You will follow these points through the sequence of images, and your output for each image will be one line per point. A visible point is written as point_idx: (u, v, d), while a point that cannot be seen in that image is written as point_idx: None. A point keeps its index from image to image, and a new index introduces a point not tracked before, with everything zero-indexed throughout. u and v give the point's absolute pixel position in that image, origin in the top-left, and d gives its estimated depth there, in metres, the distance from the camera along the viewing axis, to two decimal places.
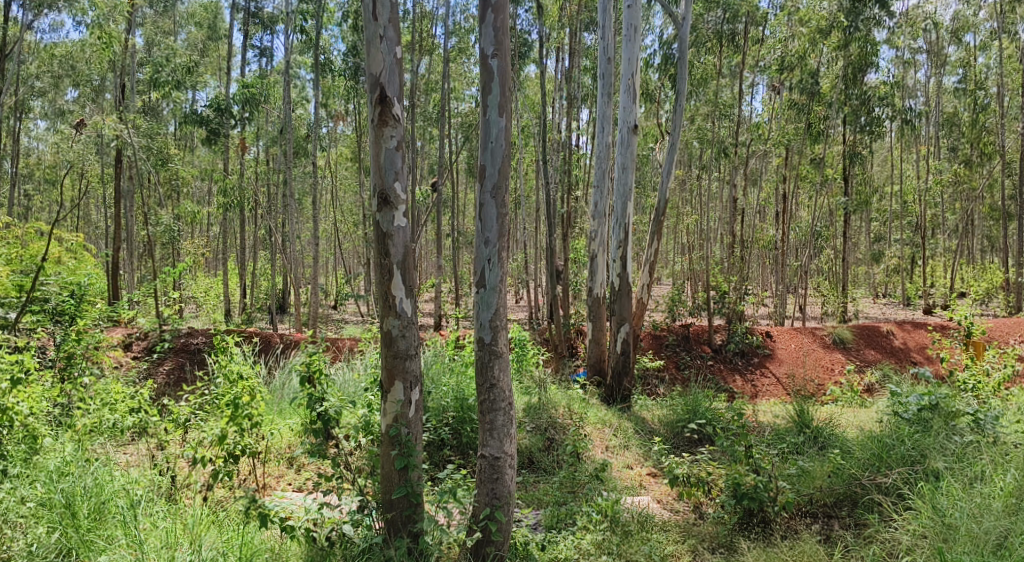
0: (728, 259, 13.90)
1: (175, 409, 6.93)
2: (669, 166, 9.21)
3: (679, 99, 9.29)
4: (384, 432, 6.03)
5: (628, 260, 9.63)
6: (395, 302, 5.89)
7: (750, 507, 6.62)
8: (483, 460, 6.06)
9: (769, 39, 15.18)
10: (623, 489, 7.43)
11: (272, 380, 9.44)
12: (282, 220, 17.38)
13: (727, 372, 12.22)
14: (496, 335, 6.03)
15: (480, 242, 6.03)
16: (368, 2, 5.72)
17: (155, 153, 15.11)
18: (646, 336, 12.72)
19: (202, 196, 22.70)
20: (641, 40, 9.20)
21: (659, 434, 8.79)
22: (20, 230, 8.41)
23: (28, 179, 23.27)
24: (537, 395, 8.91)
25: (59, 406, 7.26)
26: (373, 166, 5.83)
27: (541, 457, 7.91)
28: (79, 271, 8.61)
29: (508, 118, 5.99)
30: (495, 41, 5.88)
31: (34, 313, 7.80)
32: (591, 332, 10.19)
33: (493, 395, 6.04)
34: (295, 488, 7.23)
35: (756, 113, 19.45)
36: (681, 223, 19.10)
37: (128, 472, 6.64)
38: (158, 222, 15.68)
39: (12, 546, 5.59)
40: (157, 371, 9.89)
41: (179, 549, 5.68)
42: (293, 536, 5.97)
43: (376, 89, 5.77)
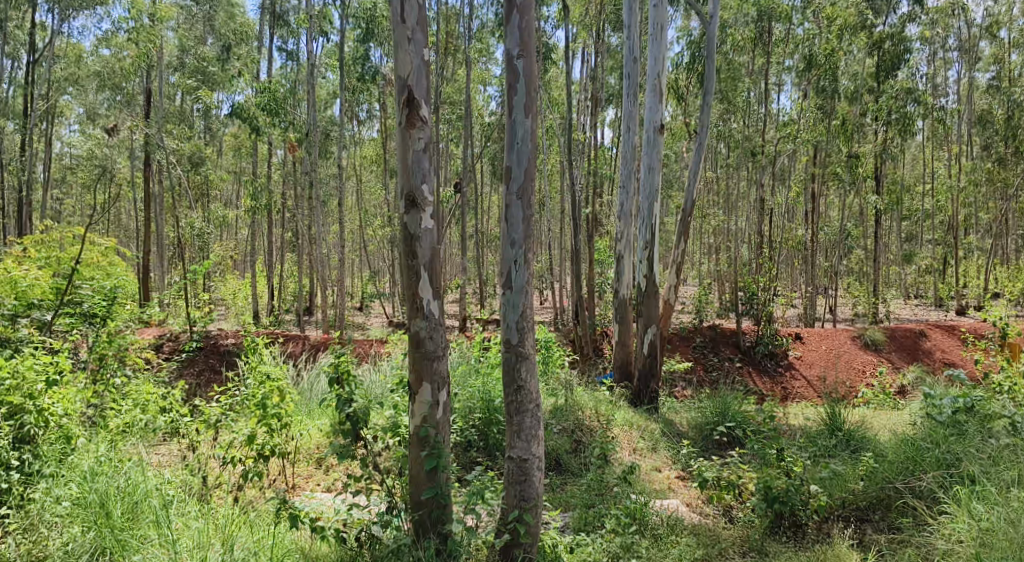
0: (756, 260, 13.73)
1: (206, 409, 6.99)
2: (697, 168, 9.13)
3: (705, 97, 9.19)
4: (413, 433, 6.05)
5: (654, 260, 9.54)
6: (422, 303, 5.91)
7: (782, 511, 6.54)
8: (511, 462, 6.05)
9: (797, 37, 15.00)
10: (652, 492, 7.35)
11: (300, 381, 9.48)
12: (308, 222, 17.52)
13: (756, 375, 12.09)
14: (523, 337, 6.02)
15: (506, 244, 6.03)
16: (396, 5, 5.75)
17: (186, 156, 15.28)
18: (673, 337, 12.63)
19: (229, 199, 22.91)
20: (667, 39, 9.12)
21: (687, 436, 8.70)
22: (57, 234, 8.47)
23: (61, 183, 23.52)
24: (564, 396, 8.85)
25: (93, 407, 7.38)
26: (401, 168, 5.85)
27: (569, 459, 7.88)
28: (113, 273, 8.67)
29: (534, 119, 5.97)
30: (520, 42, 5.89)
31: (69, 315, 7.91)
32: (617, 334, 10.10)
33: (521, 396, 6.02)
34: (325, 489, 7.27)
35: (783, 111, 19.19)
36: (709, 223, 18.92)
37: (160, 472, 6.72)
38: (189, 226, 15.90)
39: (49, 545, 5.75)
40: (187, 372, 9.98)
41: (211, 550, 5.76)
42: (322, 536, 6.01)
43: (404, 91, 5.79)
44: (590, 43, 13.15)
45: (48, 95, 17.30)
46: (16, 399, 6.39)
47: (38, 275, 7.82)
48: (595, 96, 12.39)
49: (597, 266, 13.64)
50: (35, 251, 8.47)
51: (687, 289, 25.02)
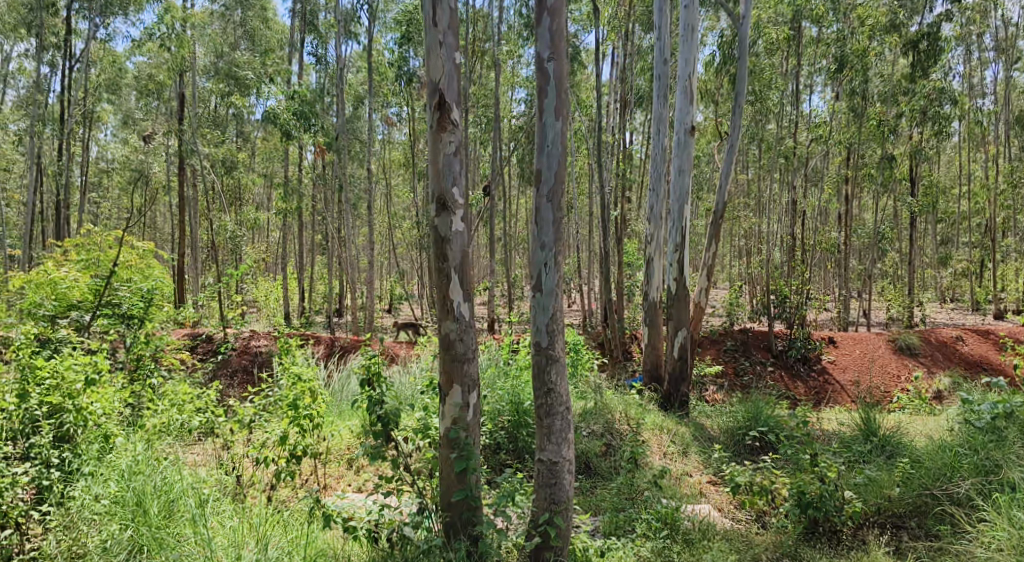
0: (789, 262, 13.53)
1: (240, 409, 7.10)
2: (728, 170, 9.05)
3: (737, 98, 9.10)
4: (443, 435, 6.06)
5: (685, 263, 9.46)
6: (453, 306, 5.93)
7: (816, 516, 6.50)
8: (541, 464, 6.05)
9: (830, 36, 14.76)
10: (684, 496, 7.29)
11: (331, 382, 9.55)
12: (338, 225, 17.67)
13: (788, 379, 11.94)
14: (553, 339, 6.03)
15: (536, 246, 6.03)
16: (428, 10, 5.79)
17: (219, 160, 15.48)
18: (704, 341, 12.52)
19: (261, 202, 23.17)
20: (698, 39, 9.05)
21: (719, 441, 8.61)
22: (96, 236, 8.64)
23: (98, 187, 23.93)
24: (593, 399, 8.80)
25: (130, 406, 7.54)
26: (432, 171, 5.87)
27: (599, 462, 7.83)
28: (151, 275, 8.80)
29: (564, 122, 5.98)
30: (551, 45, 5.90)
31: (106, 316, 8.06)
32: (647, 337, 10.03)
33: (551, 399, 6.02)
34: (356, 490, 7.32)
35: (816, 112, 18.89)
36: (739, 225, 18.70)
37: (195, 472, 6.82)
38: (221, 229, 16.10)
39: (88, 542, 5.87)
40: (221, 373, 10.11)
41: (246, 548, 5.86)
42: (355, 536, 6.08)
43: (435, 94, 5.82)
44: (620, 44, 13.08)
45: (86, 101, 17.65)
46: (56, 398, 6.50)
47: (78, 277, 8.02)
48: (624, 98, 12.33)
49: (627, 269, 13.57)
50: (76, 253, 8.66)
51: (718, 291, 24.74)
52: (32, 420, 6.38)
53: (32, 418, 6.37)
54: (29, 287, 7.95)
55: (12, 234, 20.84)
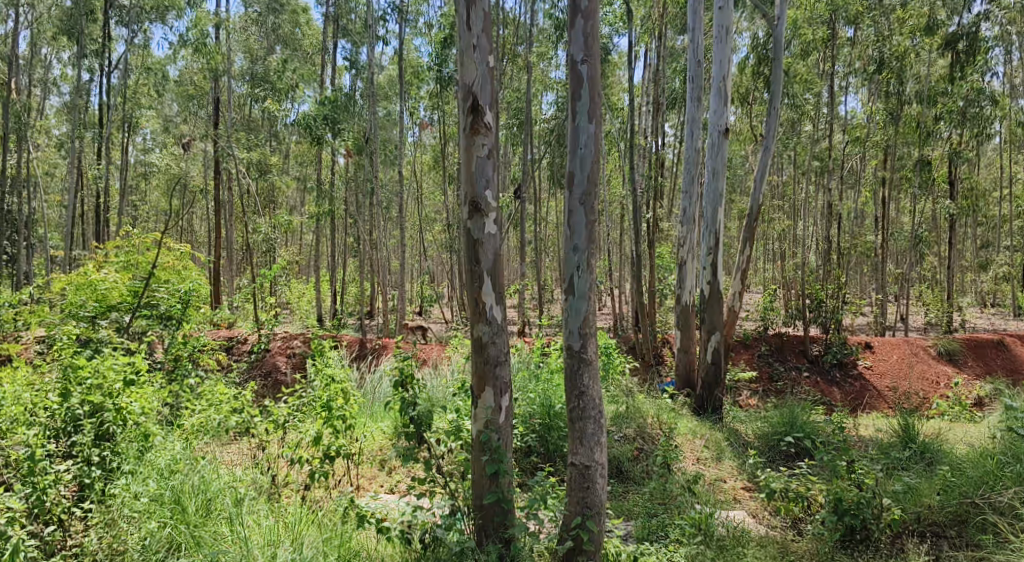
0: (825, 266, 13.33)
1: (275, 409, 7.20)
2: (764, 173, 8.93)
3: (772, 99, 9.00)
4: (475, 438, 6.07)
5: (718, 266, 9.37)
6: (485, 308, 5.95)
7: (853, 524, 6.39)
8: (573, 468, 6.03)
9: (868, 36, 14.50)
10: (718, 502, 7.21)
11: (364, 383, 9.59)
12: (370, 228, 17.77)
13: (824, 385, 11.77)
14: (586, 343, 6.00)
15: (569, 249, 6.02)
16: (462, 13, 5.81)
17: (253, 164, 15.67)
18: (737, 345, 12.37)
19: (294, 205, 23.44)
20: (732, 41, 8.96)
21: (753, 446, 8.51)
22: (136, 238, 8.82)
23: (137, 191, 24.38)
24: (625, 403, 8.75)
25: (168, 406, 7.69)
26: (465, 175, 5.89)
27: (631, 466, 7.78)
28: (189, 278, 8.96)
29: (597, 124, 5.96)
30: (584, 47, 5.89)
31: (145, 317, 8.31)
32: (679, 341, 9.95)
33: (583, 403, 5.99)
34: (388, 491, 7.36)
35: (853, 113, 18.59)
36: (773, 228, 18.48)
37: (232, 471, 6.92)
38: (256, 231, 16.30)
39: (128, 539, 5.96)
40: (256, 374, 10.20)
41: (281, 547, 5.93)
42: (388, 537, 6.11)
43: (468, 98, 5.85)
44: (653, 46, 12.99)
45: (124, 106, 18.01)
46: (97, 397, 6.59)
47: (117, 278, 8.20)
48: (657, 100, 12.25)
49: (658, 272, 13.46)
50: (115, 256, 8.84)
51: (751, 295, 24.47)
52: (73, 419, 6.48)
53: (73, 417, 6.47)
54: (71, 288, 8.15)
55: (54, 236, 21.33)
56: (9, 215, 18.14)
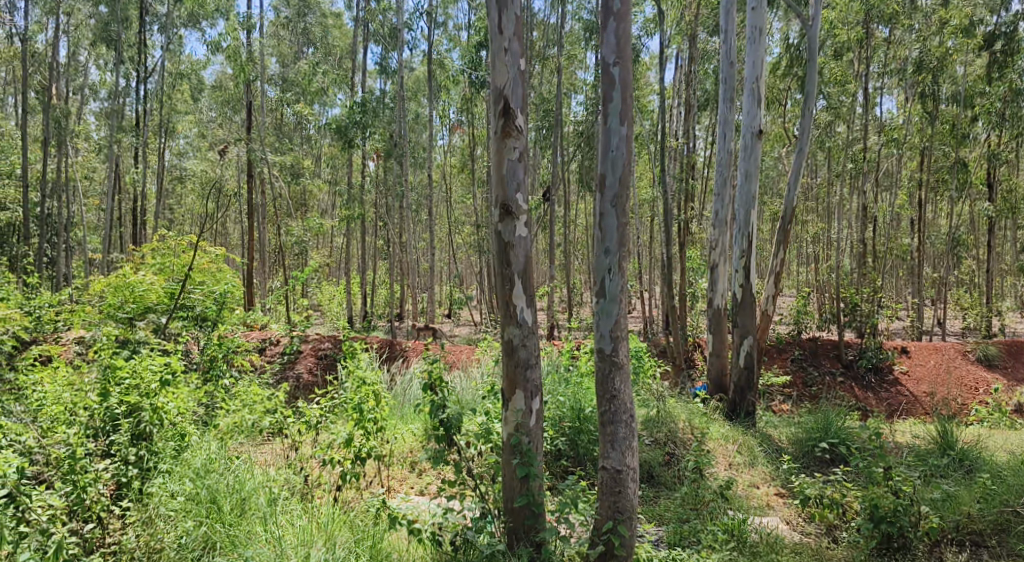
0: (860, 270, 13.13)
1: (307, 410, 7.29)
2: (798, 174, 8.82)
3: (806, 100, 8.88)
4: (505, 441, 6.08)
5: (751, 269, 9.26)
6: (516, 311, 5.95)
7: (890, 532, 6.27)
8: (604, 473, 6.01)
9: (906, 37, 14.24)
10: (751, 509, 7.12)
11: (395, 385, 9.64)
12: (400, 231, 17.87)
13: (859, 390, 11.60)
14: (617, 346, 5.98)
15: (600, 252, 6.00)
16: (494, 17, 5.83)
17: (286, 168, 15.86)
18: (770, 350, 12.24)
19: (325, 208, 23.67)
20: (766, 41, 8.87)
21: (787, 452, 8.40)
22: (171, 241, 8.98)
23: (173, 195, 24.80)
24: (656, 407, 8.67)
25: (204, 406, 7.80)
26: (496, 178, 5.90)
27: (662, 471, 7.72)
28: (223, 279, 9.11)
29: (630, 126, 5.93)
30: (617, 49, 5.87)
31: (182, 318, 8.52)
32: (711, 346, 9.85)
33: (614, 406, 5.97)
34: (419, 493, 7.39)
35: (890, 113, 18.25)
36: (806, 231, 18.25)
37: (266, 471, 7.04)
38: (288, 234, 16.50)
39: (165, 537, 6.03)
40: (289, 375, 10.29)
41: (314, 547, 5.99)
42: (419, 539, 6.14)
43: (500, 101, 5.85)
44: (685, 47, 12.90)
45: (160, 111, 18.33)
46: (134, 397, 6.69)
47: (155, 280, 8.37)
48: (688, 101, 12.16)
49: (689, 275, 13.36)
50: (151, 258, 9.01)
51: (783, 299, 24.18)
52: (112, 419, 6.59)
53: (112, 416, 6.58)
54: (109, 290, 8.33)
55: (93, 239, 21.81)
56: (50, 218, 18.60)
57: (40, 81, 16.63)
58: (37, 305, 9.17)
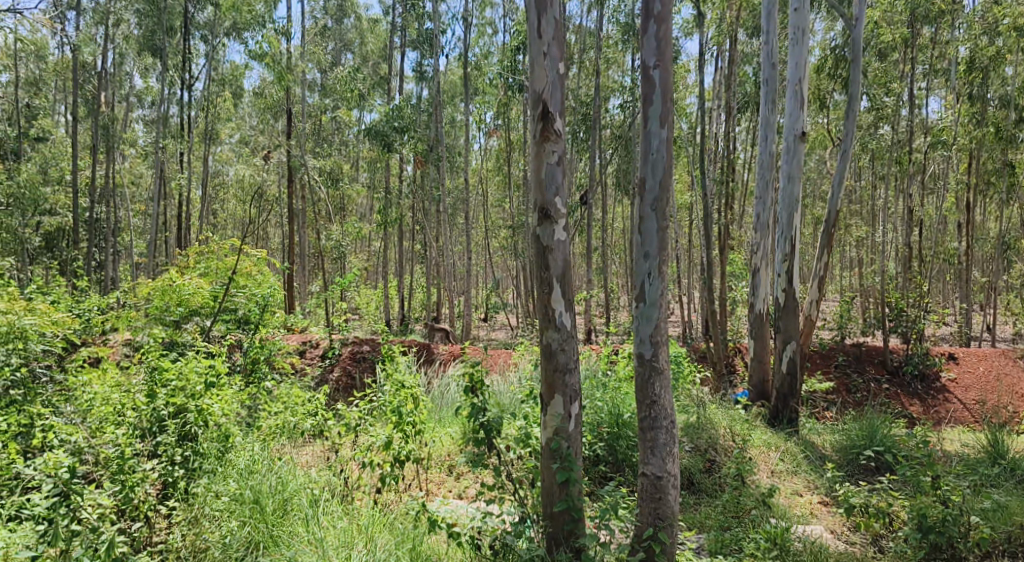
0: (906, 274, 12.85)
1: (347, 413, 7.35)
2: (842, 177, 8.66)
3: (850, 101, 8.72)
4: (544, 445, 6.06)
5: (794, 274, 9.13)
6: (555, 315, 5.93)
7: (938, 542, 6.12)
8: (645, 479, 5.96)
9: (953, 36, 13.91)
10: (794, 517, 6.99)
11: (434, 389, 9.67)
12: (437, 235, 17.95)
13: (905, 397, 11.36)
14: (657, 351, 5.92)
15: (639, 256, 5.96)
16: (533, 21, 5.83)
17: (326, 173, 16.06)
18: (813, 355, 12.05)
19: (363, 212, 23.88)
20: (809, 42, 8.74)
21: (831, 459, 8.25)
22: (216, 244, 9.22)
23: (216, 200, 25.27)
24: (696, 413, 8.57)
25: (246, 407, 7.91)
26: (534, 182, 5.90)
27: (703, 478, 7.62)
28: (266, 282, 9.28)
29: (670, 129, 5.89)
30: (657, 51, 5.83)
31: (225, 321, 8.78)
32: (752, 351, 9.72)
33: (655, 412, 5.92)
34: (457, 496, 7.40)
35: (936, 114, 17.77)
36: (849, 235, 17.91)
37: (307, 472, 7.12)
38: (327, 238, 16.69)
39: (210, 537, 6.09)
40: (328, 378, 10.39)
41: (355, 549, 6.03)
42: (459, 543, 6.15)
43: (539, 105, 5.85)
44: (725, 48, 12.76)
45: (204, 117, 18.68)
46: (180, 399, 6.83)
47: (200, 284, 8.58)
48: (729, 104, 12.02)
49: (729, 279, 13.21)
50: (197, 261, 9.24)
51: (826, 304, 23.74)
52: (158, 420, 6.73)
53: (158, 418, 6.73)
54: (156, 293, 8.53)
55: (140, 243, 22.37)
56: (99, 223, 19.12)
57: (89, 90, 17.12)
58: (87, 309, 9.40)
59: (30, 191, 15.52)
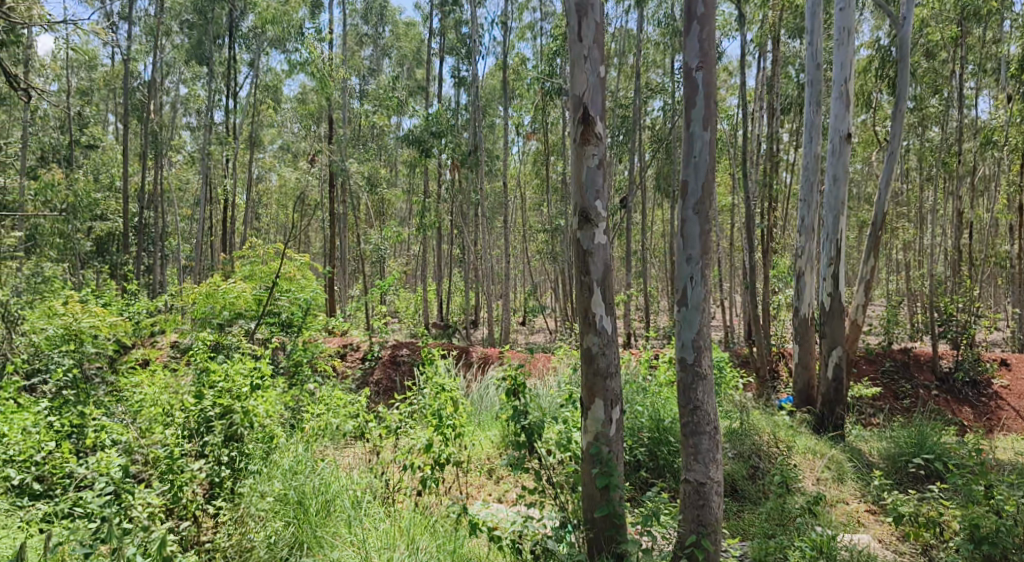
0: (956, 278, 12.53)
1: (388, 415, 7.42)
2: (890, 179, 8.48)
3: (897, 101, 8.54)
4: (584, 450, 6.03)
5: (839, 278, 8.96)
6: (596, 319, 5.90)
7: (992, 553, 5.97)
8: (687, 486, 5.90)
9: (1006, 33, 13.51)
10: (840, 525, 6.85)
11: (474, 393, 9.69)
12: (475, 239, 18.01)
13: (955, 404, 11.07)
14: (700, 356, 5.86)
15: (682, 259, 5.90)
16: (573, 25, 5.82)
17: (365, 178, 16.23)
18: (859, 361, 11.81)
19: (403, 217, 24.06)
20: (854, 42, 8.58)
21: (878, 467, 8.07)
22: (260, 249, 9.39)
23: (259, 206, 25.71)
24: (739, 419, 8.44)
25: (290, 409, 8.02)
26: (575, 184, 5.88)
27: (746, 485, 7.52)
28: (309, 286, 9.43)
29: (713, 131, 5.82)
30: (700, 53, 5.77)
31: (269, 324, 8.93)
32: (797, 357, 9.55)
33: (697, 418, 5.85)
34: (497, 500, 7.41)
35: (987, 113, 17.27)
36: (896, 237, 17.51)
37: (350, 474, 7.18)
38: (367, 242, 16.86)
39: (255, 537, 6.16)
40: (368, 381, 10.50)
41: (398, 550, 6.07)
42: (499, 547, 6.15)
43: (579, 109, 5.84)
44: (767, 49, 12.58)
45: (247, 123, 19.01)
46: (227, 400, 6.96)
47: (244, 288, 8.75)
48: (772, 105, 11.84)
49: (772, 283, 13.01)
50: (241, 266, 9.41)
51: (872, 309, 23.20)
52: (206, 420, 6.88)
53: (206, 418, 6.88)
54: (203, 296, 8.73)
55: (186, 247, 22.92)
56: (147, 228, 19.62)
57: (137, 99, 17.60)
58: (137, 312, 9.65)
59: (85, 197, 16.09)
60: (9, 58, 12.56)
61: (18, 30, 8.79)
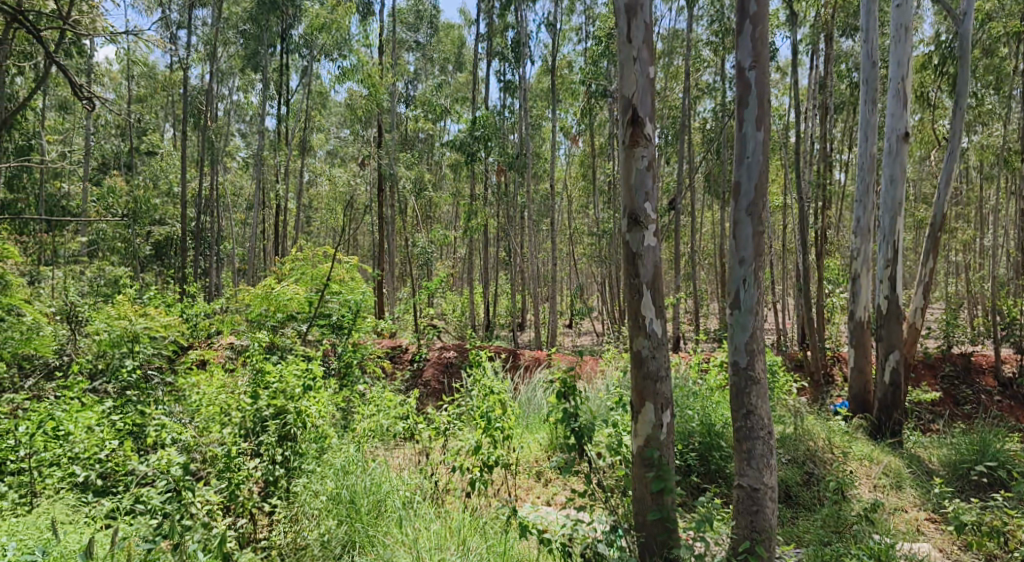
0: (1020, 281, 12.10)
1: (437, 417, 7.48)
2: (949, 178, 8.24)
3: (956, 98, 8.30)
4: (636, 454, 5.99)
5: (896, 280, 8.76)
6: (644, 322, 5.86)
7: None
8: (741, 491, 5.82)
9: None
10: (900, 534, 6.66)
11: (522, 395, 9.70)
12: (520, 241, 18.04)
13: (1019, 411, 10.70)
14: (753, 360, 5.77)
15: (734, 261, 5.83)
16: (623, 26, 5.80)
17: (412, 182, 16.39)
18: (917, 365, 11.50)
19: (449, 219, 24.20)
20: (911, 38, 8.37)
21: (938, 475, 7.85)
22: (311, 252, 9.58)
23: (307, 210, 26.13)
24: (792, 423, 8.28)
25: (342, 410, 8.16)
26: (624, 187, 5.86)
27: (800, 491, 7.37)
28: (358, 288, 9.60)
29: (766, 131, 5.74)
30: (753, 51, 5.69)
31: (321, 326, 9.11)
32: (852, 361, 9.35)
33: (750, 423, 5.77)
34: (545, 503, 7.42)
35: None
36: (955, 238, 16.97)
37: (401, 474, 7.23)
38: (415, 246, 17.01)
39: (308, 535, 6.29)
40: (418, 382, 10.60)
41: (448, 551, 6.11)
42: (549, 549, 6.12)
43: (628, 111, 5.81)
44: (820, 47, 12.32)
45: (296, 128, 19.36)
46: (281, 400, 7.08)
47: (296, 290, 8.96)
48: (824, 104, 11.60)
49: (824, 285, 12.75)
50: (292, 268, 9.60)
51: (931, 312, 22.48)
52: (261, 420, 6.99)
53: (261, 418, 6.99)
54: (257, 298, 8.95)
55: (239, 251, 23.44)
56: (202, 232, 20.14)
57: (191, 107, 18.08)
58: (194, 313, 9.90)
59: (144, 203, 16.57)
60: (74, 68, 13.03)
61: (85, 41, 9.08)
